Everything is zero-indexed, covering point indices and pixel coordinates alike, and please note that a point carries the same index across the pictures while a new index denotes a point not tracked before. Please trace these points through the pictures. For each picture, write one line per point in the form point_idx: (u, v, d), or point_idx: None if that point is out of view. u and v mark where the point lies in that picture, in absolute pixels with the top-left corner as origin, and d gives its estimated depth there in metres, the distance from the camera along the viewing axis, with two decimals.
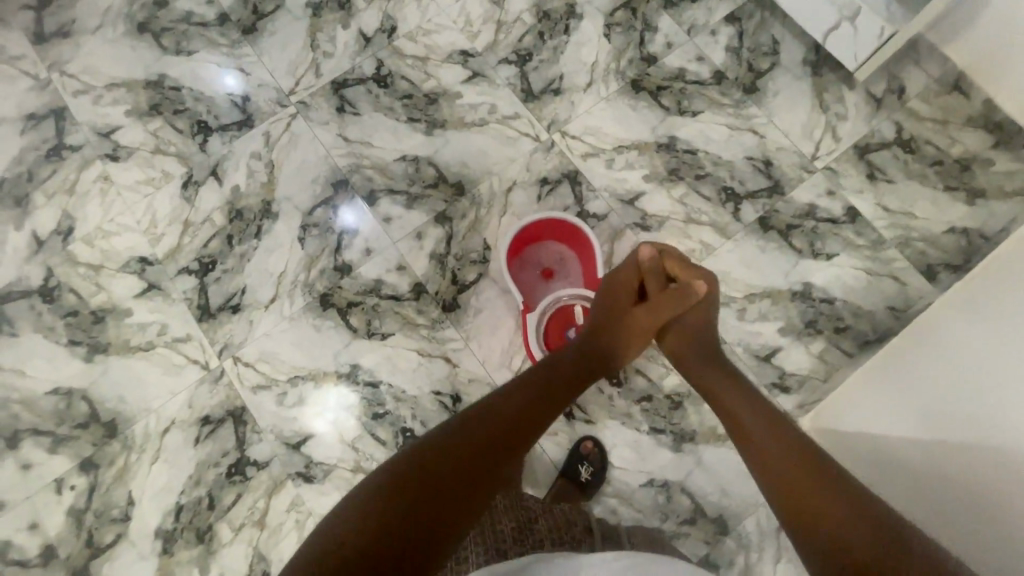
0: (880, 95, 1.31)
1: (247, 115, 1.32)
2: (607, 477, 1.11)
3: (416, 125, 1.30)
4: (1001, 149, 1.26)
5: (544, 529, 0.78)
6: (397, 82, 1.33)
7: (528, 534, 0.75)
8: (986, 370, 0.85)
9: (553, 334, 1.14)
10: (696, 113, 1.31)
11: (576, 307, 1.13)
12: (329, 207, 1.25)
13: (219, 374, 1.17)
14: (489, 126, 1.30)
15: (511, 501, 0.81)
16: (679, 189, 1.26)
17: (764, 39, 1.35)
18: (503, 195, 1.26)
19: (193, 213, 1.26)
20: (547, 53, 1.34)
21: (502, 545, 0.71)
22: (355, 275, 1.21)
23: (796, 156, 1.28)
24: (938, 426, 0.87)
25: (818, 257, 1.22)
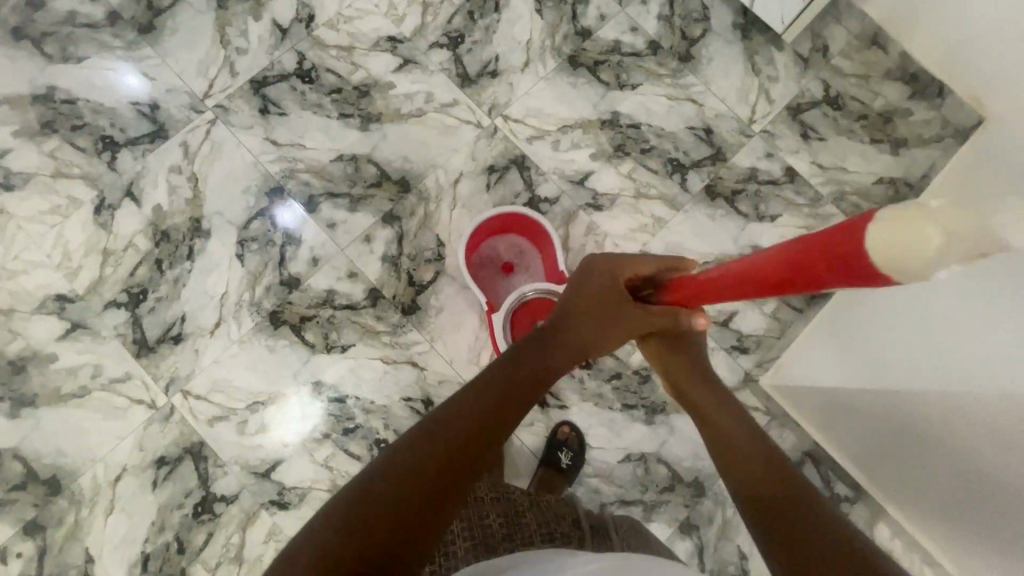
0: (807, 55, 1.34)
1: (158, 125, 1.20)
2: (586, 459, 1.13)
3: (350, 122, 1.23)
4: (918, 99, 1.33)
5: (533, 524, 0.76)
6: (323, 76, 1.24)
7: (517, 530, 0.74)
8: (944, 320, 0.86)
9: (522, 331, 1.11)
10: (636, 85, 1.30)
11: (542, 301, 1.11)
12: (265, 218, 1.17)
13: (168, 412, 1.09)
14: (428, 117, 1.25)
15: (496, 494, 0.81)
16: (626, 165, 1.26)
17: (694, 4, 1.34)
18: (451, 188, 1.21)
19: (112, 239, 1.14)
20: (479, 34, 1.29)
21: (494, 543, 0.71)
22: (305, 288, 1.15)
23: (734, 121, 1.31)
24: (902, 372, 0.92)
25: (764, 219, 1.26)
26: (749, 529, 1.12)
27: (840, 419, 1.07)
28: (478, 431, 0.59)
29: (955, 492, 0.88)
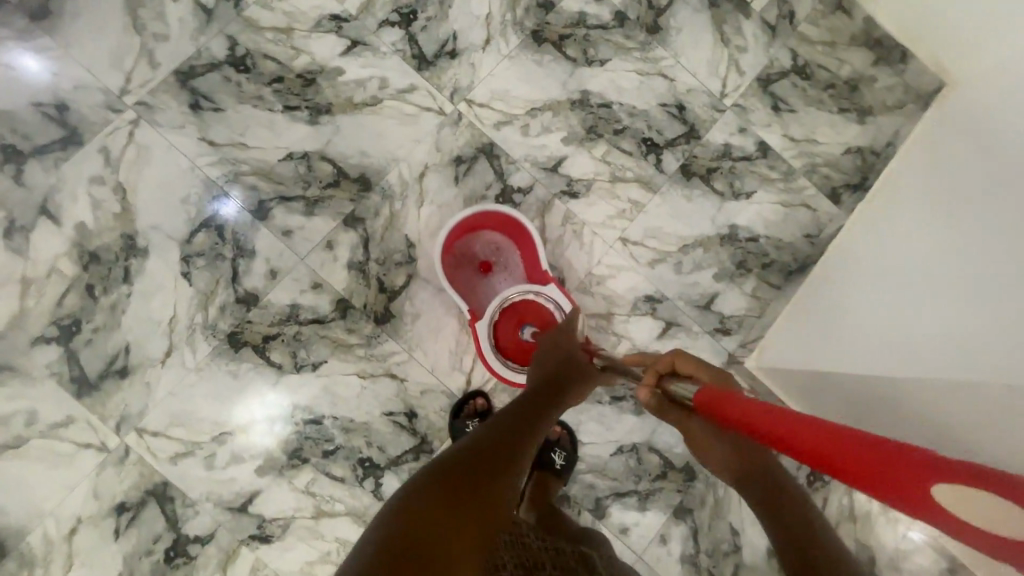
0: (775, 22, 1.31)
1: (70, 129, 1.04)
2: (579, 456, 1.12)
3: (297, 115, 1.11)
4: (883, 64, 1.32)
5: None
6: (260, 63, 1.11)
7: None
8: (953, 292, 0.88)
9: (509, 338, 1.07)
10: (604, 61, 1.23)
11: (528, 304, 1.07)
12: (211, 229, 1.05)
13: (123, 454, 0.99)
14: (384, 105, 1.14)
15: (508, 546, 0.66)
16: (600, 148, 1.20)
17: None
18: (416, 183, 1.12)
19: (31, 266, 1.00)
20: (433, 8, 1.17)
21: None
22: (264, 305, 1.05)
23: (706, 96, 1.26)
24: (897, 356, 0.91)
25: (739, 197, 1.24)
26: (739, 507, 1.14)
27: (824, 404, 1.06)
28: (502, 454, 0.67)
29: None
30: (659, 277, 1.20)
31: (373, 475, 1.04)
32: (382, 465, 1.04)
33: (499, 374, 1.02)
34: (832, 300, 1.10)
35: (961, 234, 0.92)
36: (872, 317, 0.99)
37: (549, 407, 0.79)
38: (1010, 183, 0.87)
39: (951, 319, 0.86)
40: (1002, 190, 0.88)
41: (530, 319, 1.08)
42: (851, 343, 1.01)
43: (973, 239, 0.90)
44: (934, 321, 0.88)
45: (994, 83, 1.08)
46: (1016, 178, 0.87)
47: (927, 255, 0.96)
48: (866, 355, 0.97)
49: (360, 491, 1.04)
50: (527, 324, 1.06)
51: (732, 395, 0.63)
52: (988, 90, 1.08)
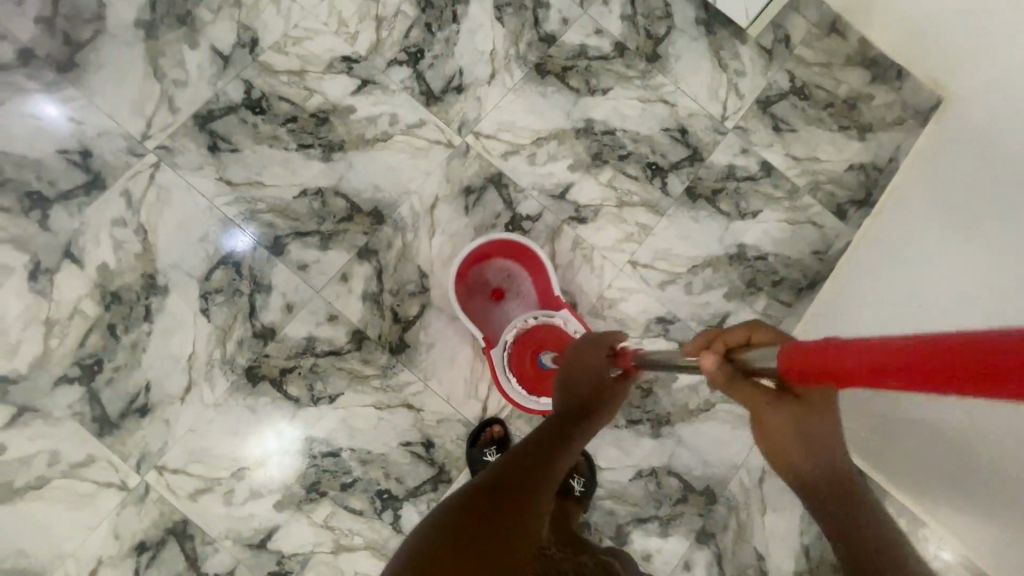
0: (770, 46, 1.35)
1: (93, 174, 1.08)
2: (597, 482, 1.11)
3: (311, 152, 1.14)
4: (880, 83, 1.35)
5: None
6: (275, 105, 1.15)
7: None
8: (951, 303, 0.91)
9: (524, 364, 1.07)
10: (607, 90, 1.27)
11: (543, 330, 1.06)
12: (229, 266, 1.08)
13: (143, 492, 0.99)
14: (395, 140, 1.17)
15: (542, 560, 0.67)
16: (606, 173, 1.23)
17: (656, 2, 1.32)
18: (427, 214, 1.15)
19: (54, 308, 1.02)
20: (439, 47, 1.23)
21: None
22: (281, 339, 1.06)
23: (708, 119, 1.29)
24: None
25: (746, 216, 1.26)
26: (763, 530, 1.12)
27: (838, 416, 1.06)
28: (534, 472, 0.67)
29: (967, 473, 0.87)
30: (669, 298, 1.21)
31: (392, 507, 1.04)
32: (400, 496, 1.04)
33: (516, 402, 1.02)
34: (837, 315, 1.12)
35: (958, 243, 0.94)
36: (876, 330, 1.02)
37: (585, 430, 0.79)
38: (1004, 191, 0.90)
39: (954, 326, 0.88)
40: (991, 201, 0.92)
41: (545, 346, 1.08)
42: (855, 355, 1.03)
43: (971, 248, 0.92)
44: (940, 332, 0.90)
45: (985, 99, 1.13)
46: (1009, 186, 0.90)
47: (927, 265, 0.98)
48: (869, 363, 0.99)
49: (379, 524, 1.03)
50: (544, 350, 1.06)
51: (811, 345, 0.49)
52: (981, 106, 1.13)
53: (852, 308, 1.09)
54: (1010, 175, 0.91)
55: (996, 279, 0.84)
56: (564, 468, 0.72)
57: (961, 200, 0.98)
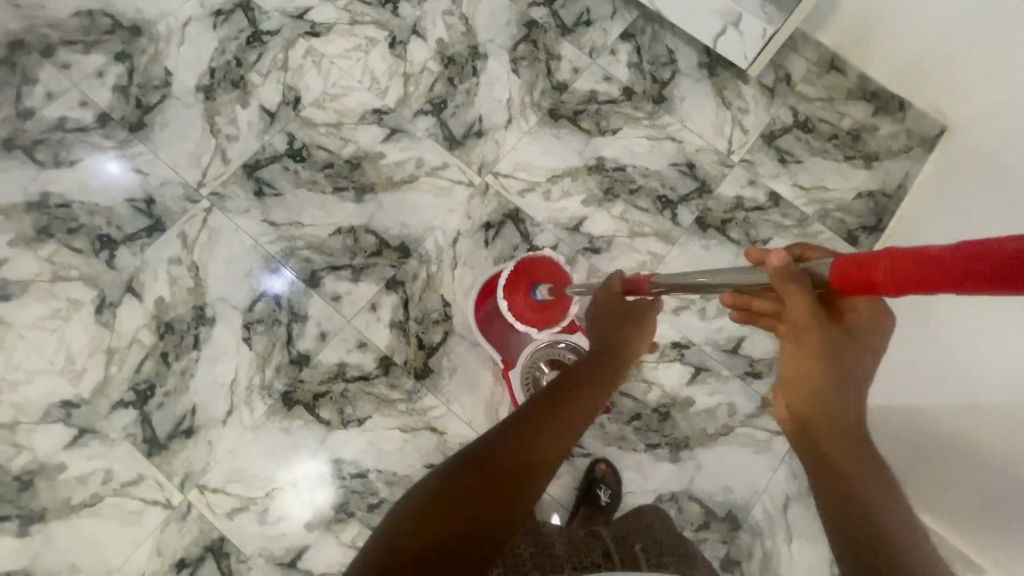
0: (772, 84, 1.43)
1: (155, 219, 1.21)
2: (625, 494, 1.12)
3: (345, 195, 1.26)
4: (882, 115, 1.41)
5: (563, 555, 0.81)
6: (314, 153, 1.28)
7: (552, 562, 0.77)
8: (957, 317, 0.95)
9: (524, 307, 1.13)
10: (616, 130, 1.36)
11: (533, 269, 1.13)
12: (270, 298, 1.17)
13: (185, 510, 1.05)
14: (420, 181, 1.28)
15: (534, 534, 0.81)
16: (617, 207, 1.30)
17: (660, 50, 1.44)
18: (450, 248, 1.24)
19: (115, 337, 1.13)
20: (461, 97, 1.35)
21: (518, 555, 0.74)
22: (315, 365, 1.14)
23: (714, 154, 1.36)
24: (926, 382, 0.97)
25: (756, 244, 1.30)
26: (789, 558, 1.10)
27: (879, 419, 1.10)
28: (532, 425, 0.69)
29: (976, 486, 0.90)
30: (684, 325, 1.21)
31: None
32: None
33: None
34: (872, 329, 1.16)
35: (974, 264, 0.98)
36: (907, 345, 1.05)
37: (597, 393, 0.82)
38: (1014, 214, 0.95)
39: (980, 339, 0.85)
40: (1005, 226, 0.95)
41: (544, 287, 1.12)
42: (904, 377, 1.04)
43: None
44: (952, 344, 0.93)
45: (989, 122, 1.20)
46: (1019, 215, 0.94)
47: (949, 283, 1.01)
48: (918, 384, 0.99)
49: None
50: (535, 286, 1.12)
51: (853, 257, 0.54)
52: (987, 128, 1.20)
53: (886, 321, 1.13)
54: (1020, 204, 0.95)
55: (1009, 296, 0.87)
56: (569, 436, 0.71)
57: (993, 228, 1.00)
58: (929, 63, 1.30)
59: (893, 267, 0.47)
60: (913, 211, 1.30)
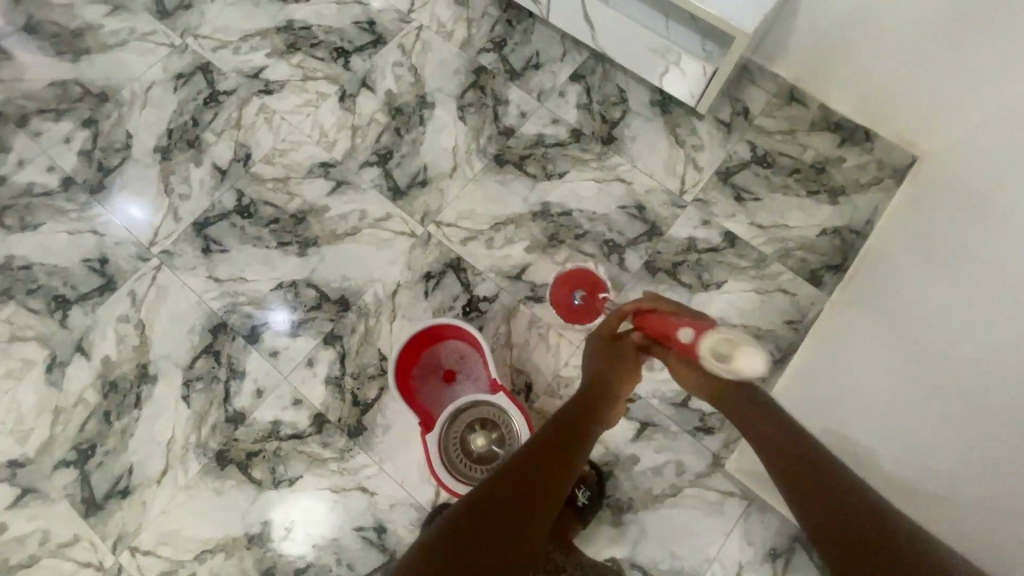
0: (728, 119, 1.38)
1: (107, 278, 1.25)
2: (603, 503, 1.08)
3: (288, 249, 1.27)
4: (847, 146, 1.35)
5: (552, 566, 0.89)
6: (261, 209, 1.31)
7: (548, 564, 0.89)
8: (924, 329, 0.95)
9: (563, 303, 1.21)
10: (563, 173, 1.33)
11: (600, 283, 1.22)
12: (211, 355, 1.19)
13: (117, 572, 1.06)
14: (363, 233, 1.28)
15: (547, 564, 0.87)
16: (562, 253, 1.26)
17: (610, 89, 1.41)
18: (389, 300, 1.23)
19: (62, 396, 1.16)
20: (407, 147, 1.36)
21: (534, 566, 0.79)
22: (250, 423, 1.14)
23: (665, 194, 1.32)
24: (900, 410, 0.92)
25: (709, 288, 1.24)
26: None
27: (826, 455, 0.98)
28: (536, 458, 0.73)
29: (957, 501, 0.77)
30: None
31: None
32: None
33: (444, 484, 0.97)
34: (817, 366, 1.10)
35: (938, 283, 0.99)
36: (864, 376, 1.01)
37: (583, 427, 0.82)
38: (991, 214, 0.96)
39: (973, 339, 0.86)
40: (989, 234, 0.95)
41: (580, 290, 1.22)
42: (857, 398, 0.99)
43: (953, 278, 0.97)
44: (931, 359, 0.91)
45: (966, 152, 1.13)
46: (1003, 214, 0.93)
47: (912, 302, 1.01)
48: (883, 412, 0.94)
49: None
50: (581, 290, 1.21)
51: (665, 317, 0.86)
52: (963, 160, 1.13)
53: (833, 356, 1.09)
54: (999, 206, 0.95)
55: (977, 293, 0.90)
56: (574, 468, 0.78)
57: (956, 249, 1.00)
58: (895, 95, 1.24)
59: (643, 317, 0.91)
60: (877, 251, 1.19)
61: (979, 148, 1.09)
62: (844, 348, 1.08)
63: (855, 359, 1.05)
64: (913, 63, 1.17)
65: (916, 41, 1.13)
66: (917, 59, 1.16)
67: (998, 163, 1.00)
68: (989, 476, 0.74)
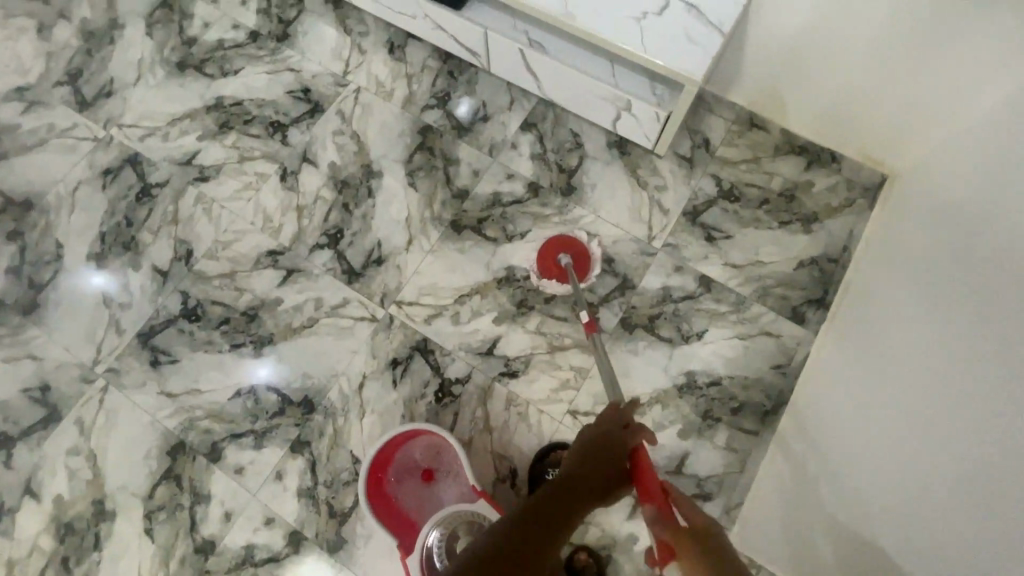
0: (689, 153, 1.32)
1: (50, 407, 1.16)
2: None
3: (242, 351, 1.19)
4: (814, 169, 1.30)
5: None
6: (209, 310, 1.22)
7: None
8: (893, 349, 0.90)
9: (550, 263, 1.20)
10: (525, 232, 1.26)
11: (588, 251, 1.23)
12: (171, 480, 1.11)
13: None
14: (321, 324, 1.21)
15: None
16: (533, 320, 1.20)
17: (565, 135, 1.35)
18: (356, 395, 1.15)
19: (14, 547, 1.08)
20: (357, 223, 1.29)
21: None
22: (221, 551, 1.06)
23: (633, 243, 1.25)
24: (874, 436, 0.83)
25: (690, 339, 1.18)
26: None
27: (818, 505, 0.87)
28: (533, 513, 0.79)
29: (951, 522, 0.65)
30: None
31: None
32: None
33: None
34: (801, 413, 1.03)
35: (905, 301, 0.94)
36: (840, 408, 0.93)
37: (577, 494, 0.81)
38: (956, 220, 0.93)
39: (940, 348, 0.80)
40: (950, 241, 0.92)
41: (569, 251, 1.21)
42: (820, 434, 0.94)
43: (917, 293, 0.92)
44: (899, 379, 0.85)
45: (940, 162, 1.10)
46: (967, 218, 0.90)
47: (883, 328, 0.96)
48: (861, 441, 0.85)
49: None
50: (568, 254, 1.20)
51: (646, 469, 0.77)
52: (937, 177, 1.07)
53: (816, 397, 1.01)
54: (968, 209, 0.91)
55: (939, 304, 0.85)
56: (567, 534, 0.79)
57: (924, 266, 0.95)
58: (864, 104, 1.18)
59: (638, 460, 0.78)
60: (860, 278, 1.14)
61: (956, 160, 1.03)
62: (826, 385, 1.01)
63: (832, 395, 0.97)
64: (885, 70, 1.10)
65: (877, 58, 1.08)
66: (881, 75, 1.11)
67: (982, 160, 0.95)
68: (979, 486, 0.63)
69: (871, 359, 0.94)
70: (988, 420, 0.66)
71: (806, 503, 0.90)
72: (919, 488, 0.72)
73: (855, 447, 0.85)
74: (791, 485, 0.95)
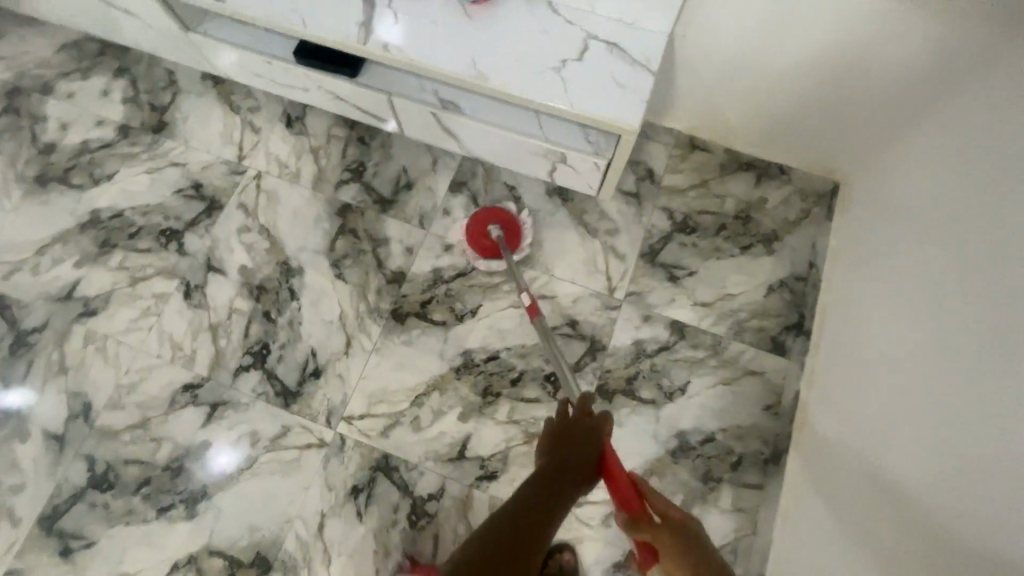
0: (635, 188, 1.23)
1: None
2: None
3: (172, 514, 1.01)
4: (765, 183, 1.23)
5: None
6: (123, 472, 1.03)
7: None
8: (884, 349, 0.87)
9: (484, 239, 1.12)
10: (475, 309, 1.13)
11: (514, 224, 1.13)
12: None
13: None
14: (261, 462, 1.04)
15: None
16: (503, 408, 1.07)
17: (499, 190, 1.22)
18: (317, 540, 1.00)
19: None
20: (284, 333, 1.12)
21: None
22: None
23: (595, 298, 1.15)
24: (881, 442, 0.80)
25: (674, 396, 1.09)
26: None
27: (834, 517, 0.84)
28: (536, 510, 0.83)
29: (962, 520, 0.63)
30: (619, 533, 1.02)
31: None
32: None
33: None
34: (810, 431, 0.99)
35: (886, 299, 0.92)
36: (847, 416, 0.90)
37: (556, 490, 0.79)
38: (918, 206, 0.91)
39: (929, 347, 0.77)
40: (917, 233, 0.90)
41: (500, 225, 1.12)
42: (833, 441, 0.91)
43: (897, 290, 0.90)
44: (895, 380, 0.82)
45: (887, 159, 1.06)
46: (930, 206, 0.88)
47: (870, 331, 0.93)
48: (869, 447, 0.82)
49: None
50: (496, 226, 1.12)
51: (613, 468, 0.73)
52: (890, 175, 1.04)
53: (822, 410, 0.98)
54: (929, 195, 0.89)
55: (923, 300, 0.83)
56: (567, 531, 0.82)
57: (898, 262, 0.92)
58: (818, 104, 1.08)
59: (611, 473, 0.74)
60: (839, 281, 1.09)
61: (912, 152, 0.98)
62: (828, 396, 0.98)
63: (837, 404, 0.94)
64: (835, 70, 1.00)
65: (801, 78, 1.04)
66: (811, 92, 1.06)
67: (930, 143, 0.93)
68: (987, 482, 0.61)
69: (866, 363, 0.91)
70: (990, 420, 0.63)
71: (823, 511, 0.87)
72: (928, 488, 0.69)
73: (863, 443, 0.84)
74: (811, 509, 0.90)
